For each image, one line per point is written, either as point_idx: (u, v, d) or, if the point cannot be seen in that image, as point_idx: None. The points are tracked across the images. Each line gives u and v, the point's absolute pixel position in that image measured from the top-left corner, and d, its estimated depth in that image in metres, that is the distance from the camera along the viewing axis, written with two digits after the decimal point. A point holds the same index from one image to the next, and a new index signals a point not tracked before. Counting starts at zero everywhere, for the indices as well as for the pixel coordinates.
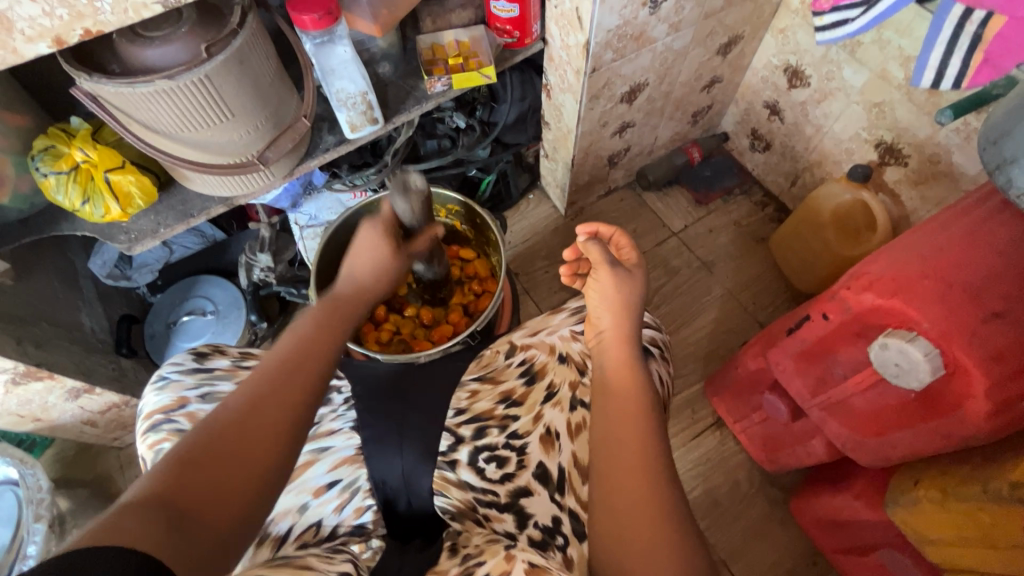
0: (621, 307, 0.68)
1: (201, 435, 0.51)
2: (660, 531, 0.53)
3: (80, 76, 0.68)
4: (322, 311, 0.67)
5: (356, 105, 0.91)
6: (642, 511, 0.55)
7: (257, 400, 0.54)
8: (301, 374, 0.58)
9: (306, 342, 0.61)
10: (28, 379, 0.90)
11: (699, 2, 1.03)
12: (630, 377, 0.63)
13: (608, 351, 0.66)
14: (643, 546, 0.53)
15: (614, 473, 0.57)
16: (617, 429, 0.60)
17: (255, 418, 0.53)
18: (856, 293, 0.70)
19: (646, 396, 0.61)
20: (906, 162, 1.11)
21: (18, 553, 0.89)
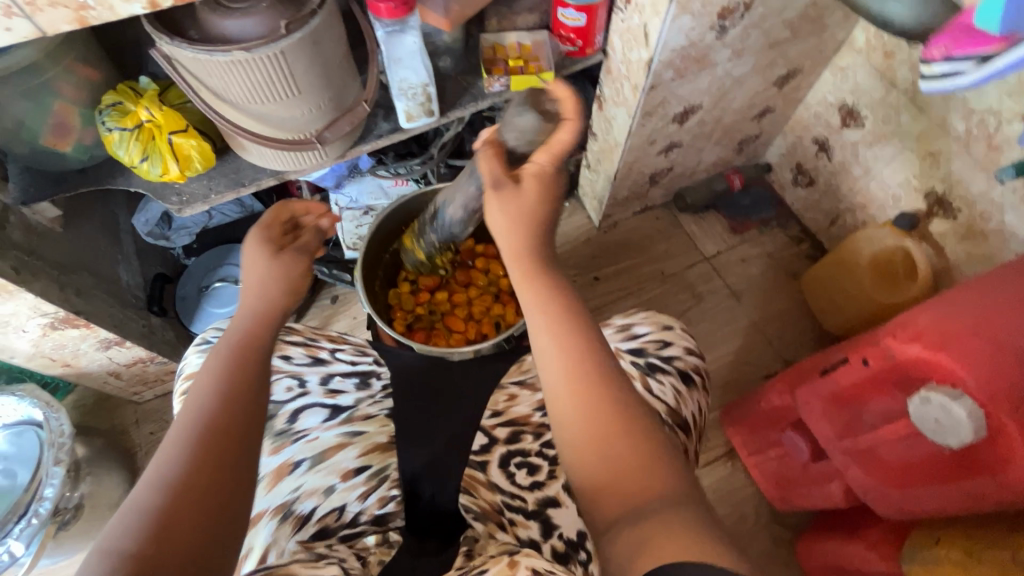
0: (523, 211, 0.62)
1: (134, 507, 0.46)
2: (653, 470, 0.49)
3: (162, 39, 0.70)
4: (234, 337, 0.60)
5: (416, 96, 0.92)
6: (621, 446, 0.50)
7: (184, 457, 0.49)
8: (222, 411, 0.52)
9: (230, 375, 0.55)
10: (65, 325, 0.92)
11: (765, 31, 1.02)
12: (556, 334, 0.56)
13: (532, 305, 0.59)
14: (634, 485, 0.48)
15: (576, 425, 0.52)
16: (561, 385, 0.54)
17: (189, 475, 0.48)
18: (902, 343, 0.70)
19: (588, 386, 0.54)
20: (955, 215, 1.10)
21: (35, 493, 0.91)
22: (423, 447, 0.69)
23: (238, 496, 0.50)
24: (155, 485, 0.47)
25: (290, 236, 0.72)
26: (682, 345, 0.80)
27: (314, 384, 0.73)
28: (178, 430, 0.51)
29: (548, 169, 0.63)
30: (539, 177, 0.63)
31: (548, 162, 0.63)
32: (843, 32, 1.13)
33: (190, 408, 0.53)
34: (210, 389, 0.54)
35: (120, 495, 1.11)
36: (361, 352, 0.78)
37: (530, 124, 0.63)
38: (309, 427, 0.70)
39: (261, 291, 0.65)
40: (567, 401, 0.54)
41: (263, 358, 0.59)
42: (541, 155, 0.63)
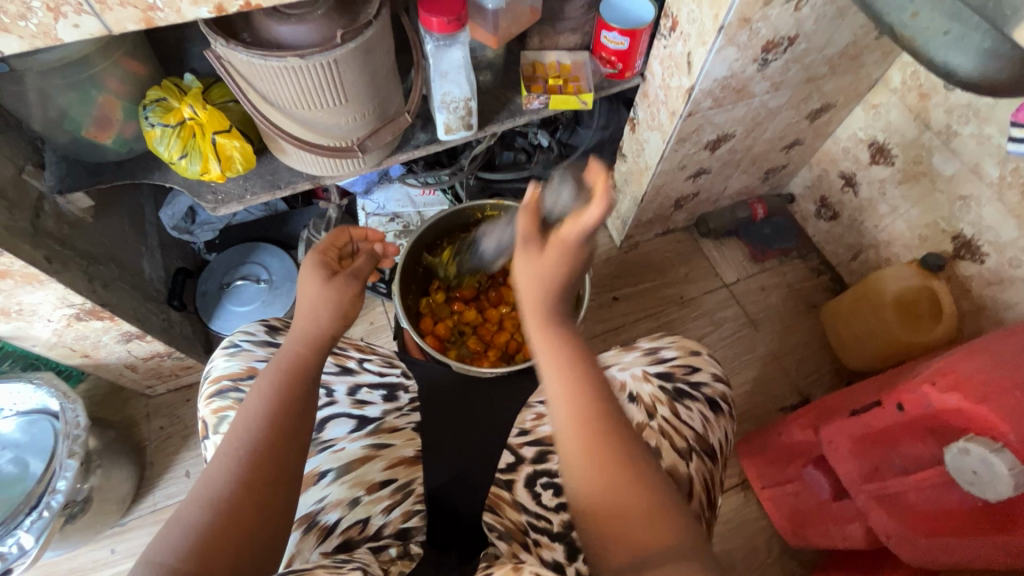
0: (542, 277, 0.57)
1: (181, 521, 0.50)
2: (658, 526, 0.48)
3: (216, 41, 0.70)
4: (284, 360, 0.62)
5: (457, 109, 0.92)
6: (628, 505, 0.49)
7: (231, 477, 0.53)
8: (268, 434, 0.56)
9: (276, 396, 0.58)
10: (90, 318, 0.91)
11: (805, 66, 1.02)
12: (565, 380, 0.54)
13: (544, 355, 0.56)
14: (633, 540, 0.48)
15: (584, 475, 0.51)
16: (569, 431, 0.52)
17: (236, 496, 0.52)
18: (940, 392, 0.70)
19: (591, 427, 0.52)
20: (984, 259, 1.10)
21: (48, 485, 0.90)
22: (448, 460, 0.69)
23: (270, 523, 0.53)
24: (201, 502, 0.51)
25: (344, 259, 0.73)
26: (709, 371, 0.77)
27: (342, 394, 0.71)
28: (228, 450, 0.55)
29: (577, 240, 0.57)
30: (572, 244, 0.57)
31: (575, 237, 0.57)
32: (879, 70, 1.12)
33: (237, 433, 0.56)
34: (258, 412, 0.57)
35: (128, 489, 1.10)
36: (388, 364, 0.77)
37: (566, 201, 0.64)
38: (335, 437, 0.68)
39: (313, 316, 0.64)
40: (569, 434, 0.52)
41: (311, 383, 0.61)
42: (569, 227, 0.57)
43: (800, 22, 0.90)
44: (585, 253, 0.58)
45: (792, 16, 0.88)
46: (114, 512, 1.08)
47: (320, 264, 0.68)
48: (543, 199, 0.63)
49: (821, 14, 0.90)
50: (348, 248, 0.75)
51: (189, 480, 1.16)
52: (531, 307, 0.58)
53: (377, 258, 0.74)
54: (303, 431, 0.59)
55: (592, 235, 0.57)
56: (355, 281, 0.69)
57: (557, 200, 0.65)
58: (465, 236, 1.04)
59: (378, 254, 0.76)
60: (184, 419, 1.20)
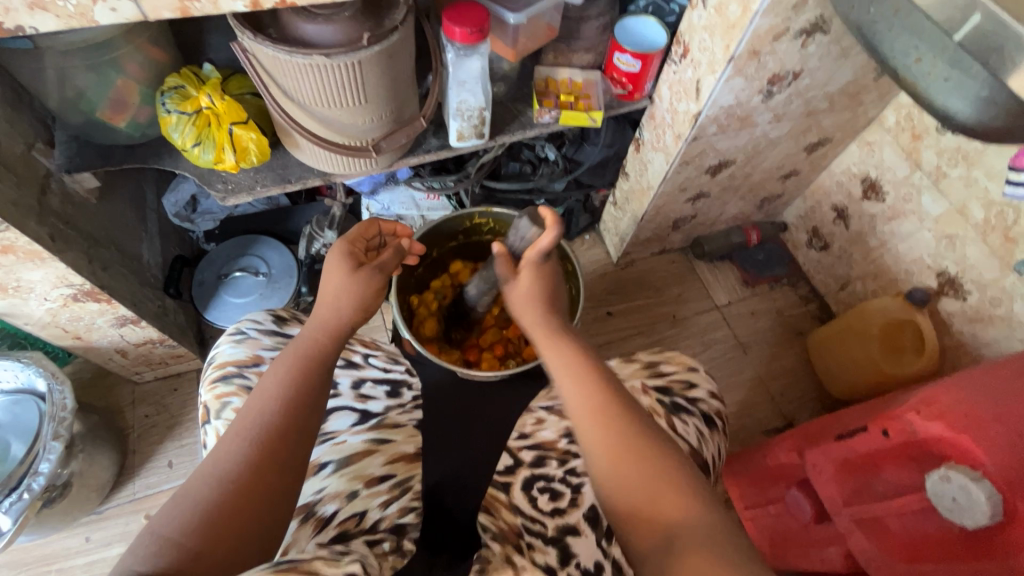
0: (527, 302, 0.68)
1: (190, 496, 0.51)
2: (673, 499, 0.53)
3: (244, 34, 0.72)
4: (300, 346, 0.63)
5: (471, 118, 0.94)
6: (648, 478, 0.55)
7: (242, 455, 0.54)
8: (284, 417, 0.57)
9: (293, 381, 0.59)
10: (87, 299, 0.90)
11: (807, 101, 1.06)
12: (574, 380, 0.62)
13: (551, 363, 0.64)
14: (653, 512, 0.53)
15: (594, 452, 0.58)
16: (582, 421, 0.59)
17: (245, 476, 0.53)
18: (925, 419, 0.73)
19: (612, 420, 0.58)
20: (966, 297, 1.14)
21: (31, 467, 0.89)
22: (445, 458, 0.71)
23: (275, 508, 0.53)
24: (211, 481, 0.52)
25: (370, 252, 0.74)
26: (707, 388, 0.80)
27: (346, 386, 0.73)
28: (241, 428, 0.56)
29: (537, 260, 0.68)
30: (533, 268, 0.69)
31: (537, 258, 0.68)
32: (875, 110, 1.17)
33: (252, 413, 0.57)
34: (273, 396, 0.58)
35: (108, 477, 1.08)
36: (393, 361, 0.78)
37: (529, 234, 0.67)
38: (337, 429, 0.70)
39: (336, 304, 0.66)
40: (592, 430, 0.58)
41: (324, 370, 0.62)
42: (530, 253, 0.67)
43: (805, 58, 0.94)
44: (551, 271, 0.70)
45: (798, 52, 0.92)
46: (91, 499, 1.06)
47: (347, 253, 0.69)
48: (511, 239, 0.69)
49: (825, 52, 0.94)
50: (376, 241, 0.75)
51: (172, 470, 1.14)
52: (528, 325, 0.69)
53: (402, 253, 0.76)
54: (314, 420, 0.59)
55: (548, 253, 0.67)
56: (380, 274, 0.70)
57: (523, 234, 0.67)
58: (454, 246, 1.06)
59: (403, 250, 0.77)
60: (170, 408, 1.19)
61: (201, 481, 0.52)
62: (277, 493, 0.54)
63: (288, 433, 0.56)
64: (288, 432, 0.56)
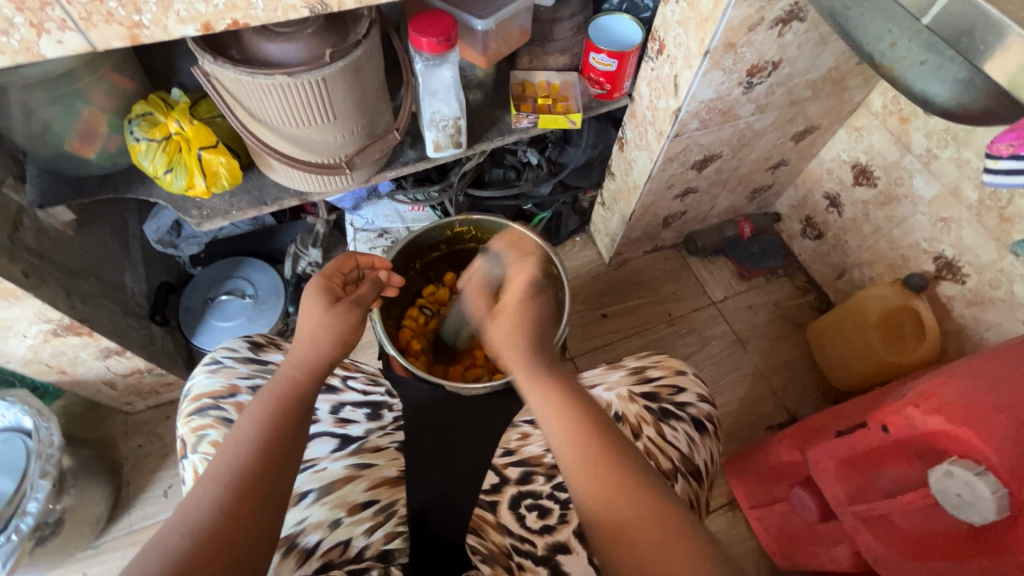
0: (510, 338, 0.65)
1: (161, 546, 0.49)
2: (667, 547, 0.49)
3: (204, 57, 0.70)
4: (280, 384, 0.62)
5: (446, 128, 0.93)
6: (646, 528, 0.50)
7: (215, 500, 0.52)
8: (263, 458, 0.56)
9: (269, 421, 0.58)
10: (68, 333, 0.89)
11: (789, 90, 1.04)
12: (566, 424, 0.57)
13: (537, 406, 0.60)
14: (648, 564, 0.49)
15: (590, 489, 0.53)
16: (575, 466, 0.55)
17: (218, 522, 0.51)
18: (924, 413, 0.71)
19: (602, 463, 0.54)
20: (964, 280, 1.12)
21: (18, 507, 0.87)
22: (429, 477, 0.69)
23: (257, 556, 0.52)
24: (184, 531, 0.50)
25: (348, 285, 0.75)
26: (694, 392, 0.77)
27: (324, 412, 0.71)
28: (216, 475, 0.54)
29: (520, 299, 0.68)
30: (516, 306, 0.68)
31: (518, 299, 0.68)
32: (861, 95, 1.15)
33: (226, 458, 0.55)
34: (249, 438, 0.57)
35: (102, 510, 1.07)
36: (373, 382, 0.77)
37: (495, 273, 0.77)
38: (317, 456, 0.67)
39: (313, 341, 0.66)
40: (584, 473, 0.54)
41: (304, 408, 0.61)
42: (511, 294, 0.68)
43: (783, 47, 0.92)
44: (535, 306, 0.68)
45: (775, 41, 0.90)
46: (86, 534, 1.04)
47: (322, 290, 0.71)
48: (483, 268, 0.77)
49: (803, 40, 0.92)
50: (353, 274, 0.78)
51: (167, 500, 1.13)
52: (513, 360, 0.64)
53: (380, 286, 0.79)
54: (296, 453, 0.58)
55: (534, 289, 0.69)
56: (358, 307, 0.72)
57: (490, 270, 0.77)
58: (435, 255, 1.05)
59: (382, 282, 0.81)
60: (163, 437, 1.17)
61: (174, 530, 0.50)
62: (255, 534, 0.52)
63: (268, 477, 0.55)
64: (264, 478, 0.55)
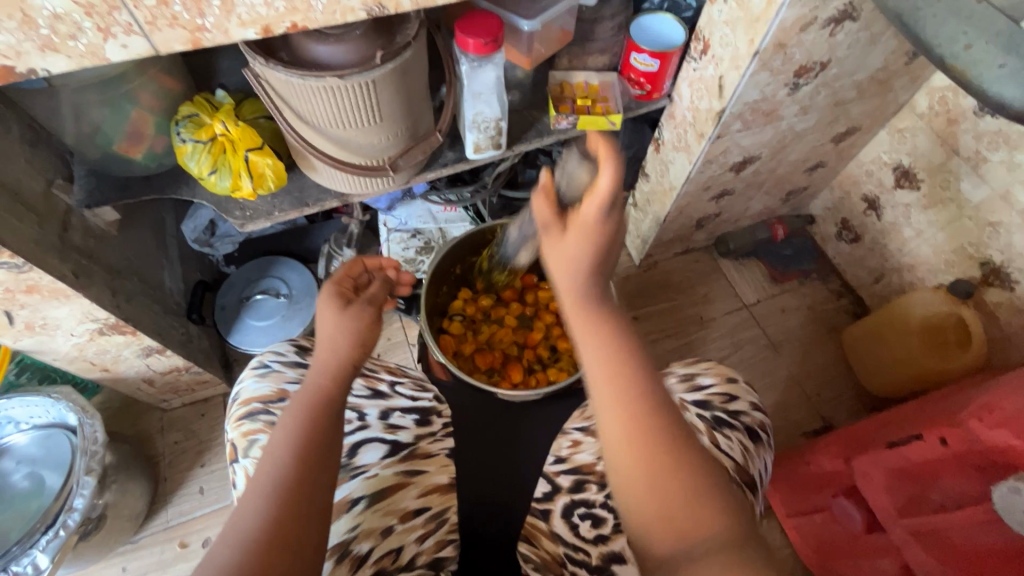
0: (569, 258, 0.56)
1: (213, 559, 0.50)
2: (702, 513, 0.50)
3: (255, 59, 0.71)
4: (307, 390, 0.61)
5: (487, 130, 0.92)
6: (679, 495, 0.51)
7: (261, 512, 0.52)
8: (302, 469, 0.55)
9: (303, 432, 0.57)
10: (113, 332, 0.90)
11: (834, 91, 1.02)
12: (609, 379, 0.54)
13: (587, 355, 0.56)
14: (675, 527, 0.50)
15: (627, 456, 0.52)
16: (617, 420, 0.53)
17: (266, 533, 0.51)
18: (988, 428, 0.71)
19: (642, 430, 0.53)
20: (1013, 287, 1.08)
21: (65, 503, 0.89)
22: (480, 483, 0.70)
23: (303, 563, 0.52)
24: (232, 542, 0.51)
25: (359, 290, 0.71)
26: (747, 401, 0.76)
27: (374, 418, 0.70)
28: (255, 485, 0.54)
29: (597, 216, 0.54)
30: (593, 223, 0.54)
31: (597, 215, 0.54)
32: (905, 96, 1.12)
33: (265, 469, 0.55)
34: (284, 446, 0.56)
35: (141, 506, 1.08)
36: (420, 388, 0.77)
37: (579, 174, 0.61)
38: (368, 463, 0.67)
39: (350, 341, 0.64)
40: (622, 439, 0.53)
41: (334, 413, 0.61)
42: (587, 204, 0.54)
43: (833, 47, 0.89)
44: (613, 228, 0.55)
45: (826, 41, 0.87)
46: (126, 529, 1.06)
47: (335, 294, 0.67)
48: (558, 179, 0.63)
49: (854, 40, 0.90)
50: (363, 278, 0.73)
51: (203, 497, 1.14)
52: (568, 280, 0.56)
53: (389, 285, 0.74)
54: (333, 464, 0.58)
55: (613, 204, 0.54)
56: (371, 309, 0.68)
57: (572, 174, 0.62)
58: (473, 261, 1.03)
59: (390, 281, 0.77)
60: (198, 434, 1.19)
61: (222, 544, 0.51)
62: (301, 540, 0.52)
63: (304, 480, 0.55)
64: (302, 486, 0.54)
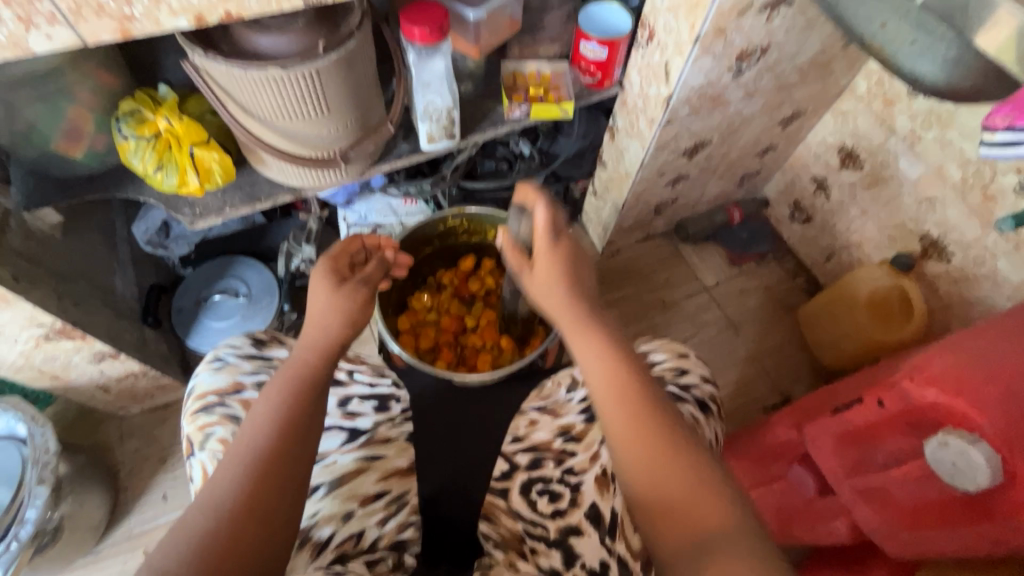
0: (544, 288, 0.64)
1: (184, 526, 0.50)
2: (706, 505, 0.52)
3: (194, 51, 0.69)
4: (294, 367, 0.61)
5: (440, 119, 0.92)
6: (673, 479, 0.54)
7: (236, 484, 0.52)
8: (278, 442, 0.55)
9: (287, 403, 0.57)
10: (60, 337, 0.87)
11: (777, 75, 1.05)
12: (609, 371, 0.59)
13: (586, 356, 0.61)
14: (684, 522, 0.52)
15: (629, 451, 0.56)
16: (605, 402, 0.58)
17: (240, 504, 0.51)
18: (919, 386, 0.74)
19: (641, 427, 0.56)
20: (949, 259, 1.14)
21: (16, 515, 0.86)
22: (442, 465, 0.70)
23: (275, 537, 0.52)
24: (206, 510, 0.51)
25: (357, 266, 0.71)
26: (698, 373, 0.79)
27: (332, 406, 0.71)
28: (234, 455, 0.54)
29: (549, 244, 0.64)
30: (551, 255, 0.64)
31: (548, 243, 0.64)
32: (845, 79, 1.16)
33: (245, 440, 0.55)
34: (266, 418, 0.56)
35: (101, 516, 1.05)
36: (379, 375, 0.77)
37: (523, 224, 0.69)
38: (327, 450, 0.68)
39: (321, 326, 0.63)
40: (624, 432, 0.57)
41: (319, 386, 0.60)
42: (538, 238, 0.65)
43: (771, 32, 0.93)
44: (568, 251, 0.65)
45: (764, 26, 0.91)
46: (85, 541, 1.03)
47: (330, 270, 0.67)
48: (511, 230, 0.69)
49: (791, 24, 0.93)
50: (360, 256, 0.73)
51: (167, 503, 1.11)
52: (558, 310, 0.63)
53: (388, 265, 0.74)
54: (312, 437, 0.58)
55: (561, 229, 0.66)
56: (366, 287, 0.68)
57: (519, 229, 0.69)
58: (428, 252, 1.05)
59: (389, 261, 0.75)
60: (160, 440, 1.16)
61: (198, 512, 0.51)
62: (281, 506, 0.53)
63: (286, 455, 0.55)
64: (282, 456, 0.54)
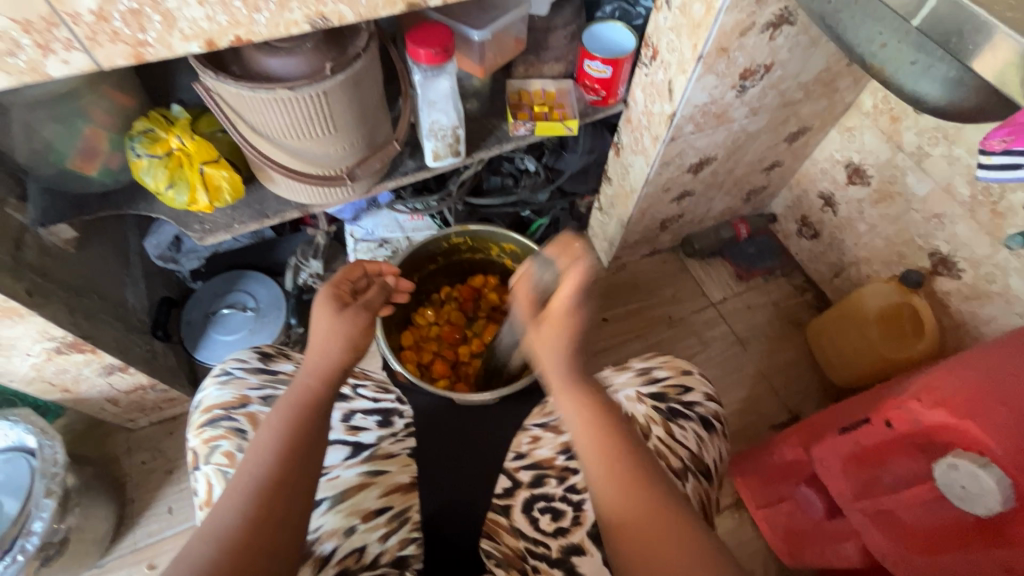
0: (558, 326, 0.64)
1: (187, 557, 0.50)
2: (681, 548, 0.53)
3: (206, 74, 0.71)
4: (299, 393, 0.61)
5: (445, 137, 0.94)
6: (652, 519, 0.55)
7: (239, 512, 0.52)
8: (280, 470, 0.55)
9: (288, 428, 0.58)
10: (71, 351, 0.89)
11: (781, 92, 1.06)
12: (588, 419, 0.62)
13: (570, 406, 0.63)
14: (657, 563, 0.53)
15: (607, 500, 0.57)
16: (589, 453, 0.60)
17: (241, 533, 0.51)
18: (926, 407, 0.72)
19: (616, 469, 0.58)
20: (960, 276, 1.13)
21: (24, 527, 0.87)
22: (444, 483, 0.70)
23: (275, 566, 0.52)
24: (209, 539, 0.51)
25: (357, 294, 0.73)
26: (701, 391, 0.78)
27: (337, 421, 0.71)
28: (237, 483, 0.54)
29: (569, 304, 0.64)
30: (564, 309, 0.64)
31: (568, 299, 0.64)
32: (851, 96, 1.16)
33: (247, 468, 0.55)
34: (269, 445, 0.57)
35: (107, 528, 1.06)
36: (383, 390, 0.78)
37: (550, 277, 0.68)
38: (330, 465, 0.68)
39: (323, 351, 0.64)
40: (603, 479, 0.58)
41: (323, 412, 0.61)
42: (563, 291, 0.64)
43: (774, 50, 0.93)
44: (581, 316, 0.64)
45: (766, 45, 0.91)
46: (91, 553, 1.03)
47: (331, 296, 0.68)
48: (535, 277, 0.69)
49: (794, 42, 0.94)
50: (362, 282, 0.75)
51: (172, 516, 1.12)
52: (548, 365, 0.65)
53: (388, 291, 0.76)
54: (314, 463, 0.58)
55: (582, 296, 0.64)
56: (366, 312, 0.69)
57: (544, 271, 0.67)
58: (435, 267, 1.06)
59: (389, 287, 0.78)
60: (167, 452, 1.17)
61: (200, 541, 0.51)
62: (280, 538, 0.53)
63: (289, 481, 0.55)
64: (285, 483, 0.55)
